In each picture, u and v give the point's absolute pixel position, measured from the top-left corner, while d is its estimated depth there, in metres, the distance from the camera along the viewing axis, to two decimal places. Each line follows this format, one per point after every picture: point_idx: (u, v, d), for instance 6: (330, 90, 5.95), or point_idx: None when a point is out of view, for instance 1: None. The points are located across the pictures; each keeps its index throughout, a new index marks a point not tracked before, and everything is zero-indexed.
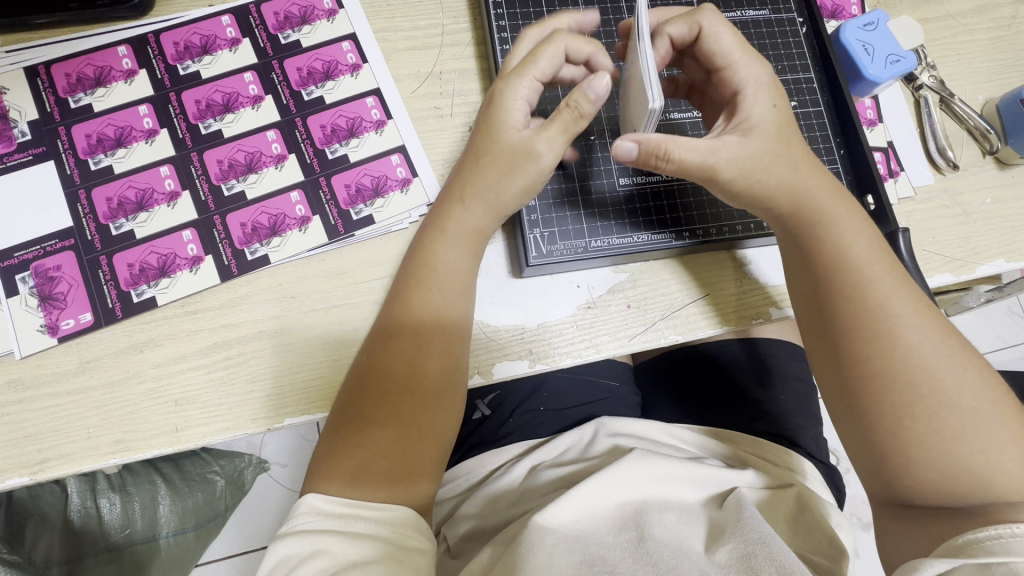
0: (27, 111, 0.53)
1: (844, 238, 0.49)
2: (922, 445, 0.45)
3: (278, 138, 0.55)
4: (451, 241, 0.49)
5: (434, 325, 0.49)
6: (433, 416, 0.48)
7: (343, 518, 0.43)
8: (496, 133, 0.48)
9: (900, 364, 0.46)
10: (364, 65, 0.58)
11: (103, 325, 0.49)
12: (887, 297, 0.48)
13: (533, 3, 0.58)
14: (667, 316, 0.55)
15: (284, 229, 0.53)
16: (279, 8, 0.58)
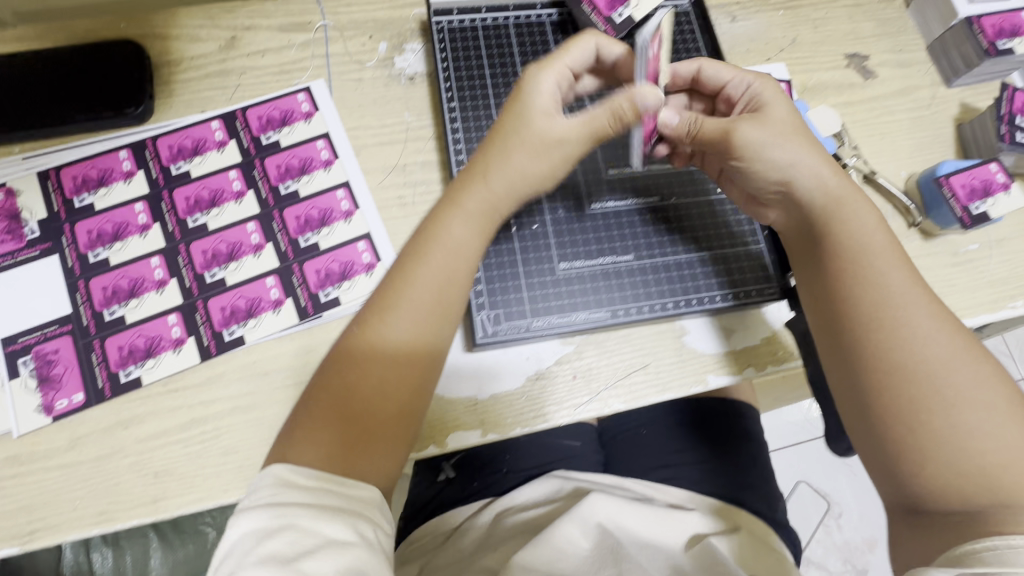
0: (36, 210, 0.60)
1: (864, 238, 0.54)
2: (935, 441, 0.48)
3: (256, 229, 0.61)
4: (458, 215, 0.52)
5: (428, 308, 0.50)
6: (418, 393, 0.50)
7: (310, 491, 0.43)
8: (527, 98, 0.54)
9: (917, 355, 0.50)
10: (336, 160, 0.65)
11: (93, 404, 0.55)
12: (903, 290, 0.52)
13: (482, 104, 0.64)
14: (611, 384, 0.60)
15: (259, 312, 0.59)
16: (262, 113, 0.65)
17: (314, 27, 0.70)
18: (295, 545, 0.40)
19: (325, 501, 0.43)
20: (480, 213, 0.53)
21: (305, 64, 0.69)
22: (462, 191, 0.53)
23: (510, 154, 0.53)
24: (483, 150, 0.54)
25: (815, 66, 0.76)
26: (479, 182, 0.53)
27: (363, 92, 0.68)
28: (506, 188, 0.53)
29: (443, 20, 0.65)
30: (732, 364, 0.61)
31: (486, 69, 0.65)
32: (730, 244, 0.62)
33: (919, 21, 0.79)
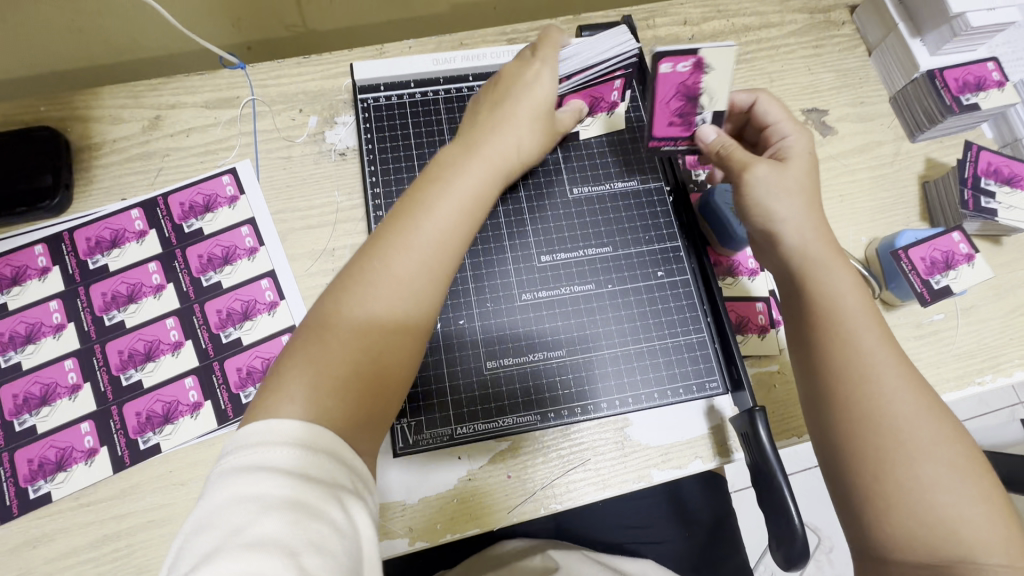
0: None
1: (835, 288, 0.49)
2: (902, 493, 0.43)
3: (176, 325, 0.59)
4: (452, 200, 0.48)
5: (429, 268, 0.46)
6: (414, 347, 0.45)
7: (299, 447, 0.36)
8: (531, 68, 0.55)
9: (884, 411, 0.45)
10: (261, 248, 0.62)
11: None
12: (871, 348, 0.47)
13: (408, 180, 0.61)
14: (547, 485, 0.57)
15: (176, 417, 0.56)
16: (184, 199, 0.63)
17: (241, 103, 0.68)
18: (294, 525, 0.33)
19: (319, 449, 0.37)
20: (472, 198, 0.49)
21: (231, 143, 0.66)
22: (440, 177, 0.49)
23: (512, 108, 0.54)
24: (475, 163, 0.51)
25: None
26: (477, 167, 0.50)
27: (292, 171, 0.65)
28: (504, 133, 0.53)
29: (368, 97, 0.63)
30: (676, 457, 0.58)
31: (414, 146, 0.62)
32: (669, 336, 0.59)
33: (881, 70, 0.74)
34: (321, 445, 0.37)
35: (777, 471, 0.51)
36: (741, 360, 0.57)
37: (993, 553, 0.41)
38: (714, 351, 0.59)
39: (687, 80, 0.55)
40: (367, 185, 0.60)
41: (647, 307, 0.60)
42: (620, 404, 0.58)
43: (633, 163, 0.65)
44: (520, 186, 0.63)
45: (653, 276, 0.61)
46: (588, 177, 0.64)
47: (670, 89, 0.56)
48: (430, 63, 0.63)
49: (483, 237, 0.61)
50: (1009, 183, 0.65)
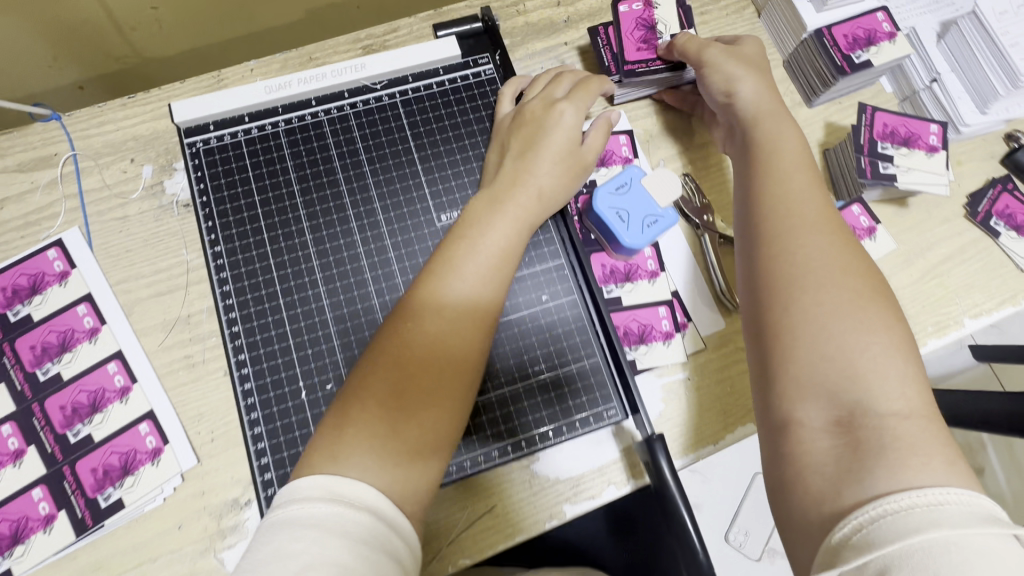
0: None
1: (777, 150, 0.52)
2: (811, 323, 0.42)
3: (14, 431, 0.52)
4: (500, 220, 0.51)
5: (479, 299, 0.47)
6: (475, 370, 0.46)
7: (348, 507, 0.37)
8: (550, 113, 0.55)
9: (805, 239, 0.46)
10: (103, 327, 0.55)
11: None
12: (798, 195, 0.49)
13: (252, 231, 0.54)
14: (452, 541, 0.53)
15: (27, 534, 0.50)
16: (6, 283, 0.55)
17: (60, 160, 0.59)
18: None
19: (365, 505, 0.38)
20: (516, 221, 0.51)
21: (55, 209, 0.58)
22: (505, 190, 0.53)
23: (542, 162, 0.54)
24: (539, 184, 0.53)
25: (658, 106, 0.66)
26: (521, 193, 0.53)
27: (130, 233, 0.58)
28: (550, 190, 0.54)
29: (197, 141, 0.56)
30: (588, 487, 0.55)
31: (255, 192, 0.55)
32: (560, 366, 0.55)
33: (772, 32, 0.69)
34: (367, 502, 0.38)
35: (673, 495, 0.49)
36: (636, 384, 0.53)
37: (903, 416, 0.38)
38: (608, 378, 0.55)
39: (644, 14, 0.64)
40: (207, 245, 0.54)
41: (533, 339, 0.56)
42: (524, 446, 0.54)
43: None
44: (382, 220, 0.56)
45: (538, 302, 0.56)
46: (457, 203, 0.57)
47: (630, 22, 0.63)
48: (263, 91, 0.56)
49: (345, 286, 0.54)
50: (906, 144, 0.61)
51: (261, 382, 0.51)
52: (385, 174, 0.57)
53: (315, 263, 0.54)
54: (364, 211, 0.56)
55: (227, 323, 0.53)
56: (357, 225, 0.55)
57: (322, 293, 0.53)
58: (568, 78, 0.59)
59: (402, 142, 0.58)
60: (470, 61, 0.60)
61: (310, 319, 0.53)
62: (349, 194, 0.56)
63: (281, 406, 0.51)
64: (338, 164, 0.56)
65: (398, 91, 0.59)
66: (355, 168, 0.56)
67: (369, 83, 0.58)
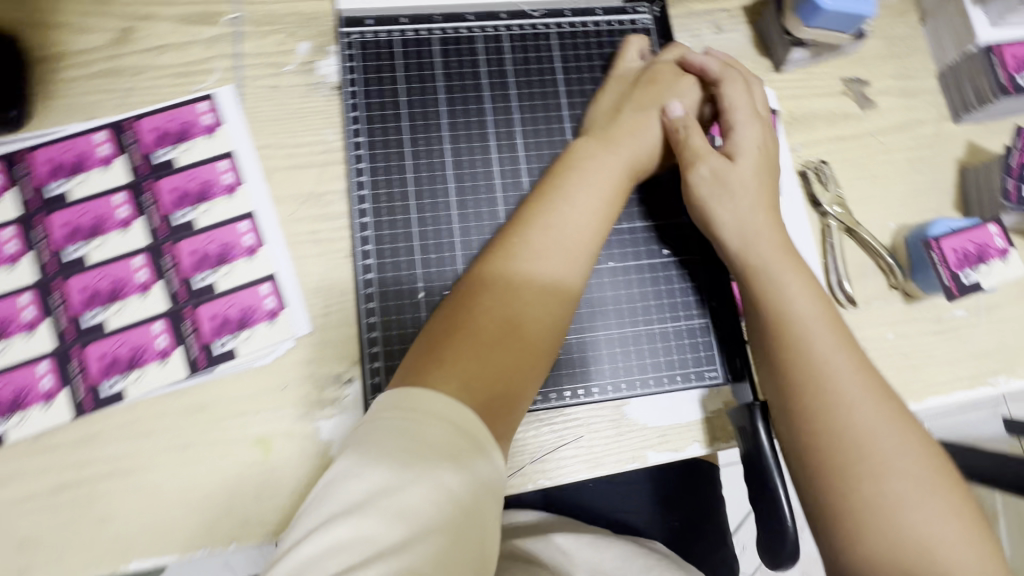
0: None
1: (794, 303, 0.50)
2: (879, 519, 0.43)
3: (144, 264, 0.54)
4: (573, 196, 0.51)
5: (544, 288, 0.48)
6: (545, 343, 0.47)
7: (415, 416, 0.39)
8: (657, 83, 0.58)
9: (850, 434, 0.45)
10: (241, 186, 0.56)
11: None
12: (826, 356, 0.48)
13: (394, 130, 0.58)
14: (536, 460, 0.54)
15: (143, 363, 0.52)
16: (156, 125, 0.57)
17: (224, 20, 0.60)
18: (391, 498, 0.36)
19: (439, 417, 0.39)
20: (597, 189, 0.52)
21: (211, 66, 0.59)
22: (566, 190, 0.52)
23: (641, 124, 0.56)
24: (632, 151, 0.55)
25: (806, 91, 0.66)
26: (608, 149, 0.55)
27: (278, 103, 0.59)
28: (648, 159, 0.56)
29: (353, 32, 0.60)
30: (672, 440, 0.55)
31: (402, 92, 0.59)
32: (671, 320, 0.58)
33: (933, 42, 0.68)
34: (441, 413, 0.39)
35: (767, 457, 0.51)
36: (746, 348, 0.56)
37: (940, 522, 0.42)
38: (705, 342, 0.58)
39: None
40: (349, 132, 0.58)
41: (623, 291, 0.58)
42: (628, 387, 0.56)
43: None
44: (519, 145, 0.60)
45: (658, 255, 0.59)
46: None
47: None
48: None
49: (475, 196, 0.58)
50: None
51: (381, 263, 0.55)
52: (529, 100, 0.61)
53: (449, 172, 0.58)
54: (504, 132, 0.60)
55: (358, 203, 0.57)
56: (496, 145, 0.59)
57: (452, 198, 0.58)
58: (663, 69, 0.59)
59: (550, 74, 0.62)
60: (628, 8, 0.65)
61: (437, 216, 0.57)
62: (493, 115, 0.60)
63: (397, 291, 0.55)
64: (484, 83, 0.61)
65: (553, 24, 0.63)
66: (501, 89, 0.61)
67: (529, 11, 0.63)
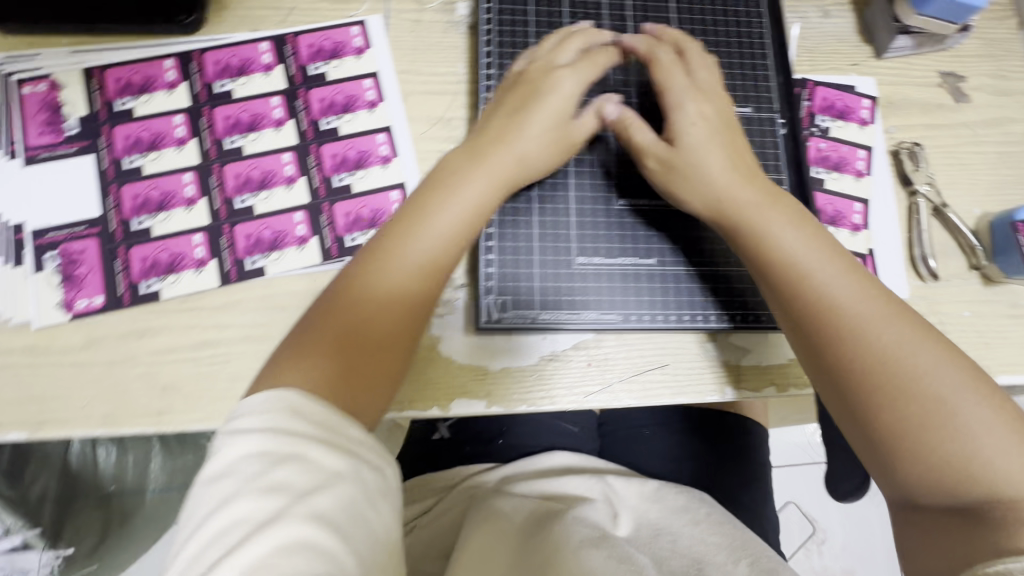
0: (77, 107, 0.59)
1: (770, 236, 0.52)
2: (921, 442, 0.45)
3: (292, 161, 0.60)
4: (454, 201, 0.51)
5: (400, 291, 0.48)
6: (399, 333, 0.48)
7: (274, 413, 0.38)
8: (543, 90, 0.56)
9: (867, 356, 0.47)
10: (381, 103, 0.62)
11: (112, 309, 0.55)
12: (824, 288, 0.50)
13: (521, 64, 0.62)
14: (623, 379, 0.58)
15: (283, 246, 0.58)
16: (313, 42, 0.63)
17: None
18: (300, 475, 0.36)
19: (287, 429, 0.37)
20: (474, 200, 0.52)
21: None
22: (452, 187, 0.52)
23: (537, 135, 0.55)
24: (525, 149, 0.55)
25: (904, 78, 0.69)
26: (482, 172, 0.53)
27: (419, 35, 0.65)
28: (528, 162, 0.55)
29: None
30: (750, 380, 0.59)
31: (532, 31, 0.62)
32: None
33: None
34: (289, 404, 0.38)
35: None
36: None
37: (975, 415, 0.45)
38: None
39: None
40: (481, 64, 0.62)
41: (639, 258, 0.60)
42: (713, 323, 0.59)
43: (750, 83, 0.61)
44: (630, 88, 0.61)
45: None
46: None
47: None
48: None
49: None
50: None
51: None
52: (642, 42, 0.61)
53: None
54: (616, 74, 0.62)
55: None
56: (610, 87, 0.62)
57: None
58: (573, 40, 0.59)
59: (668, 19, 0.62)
60: None
61: None
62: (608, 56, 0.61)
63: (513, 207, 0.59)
64: (604, 26, 0.62)
65: None
66: (618, 36, 0.62)
67: None
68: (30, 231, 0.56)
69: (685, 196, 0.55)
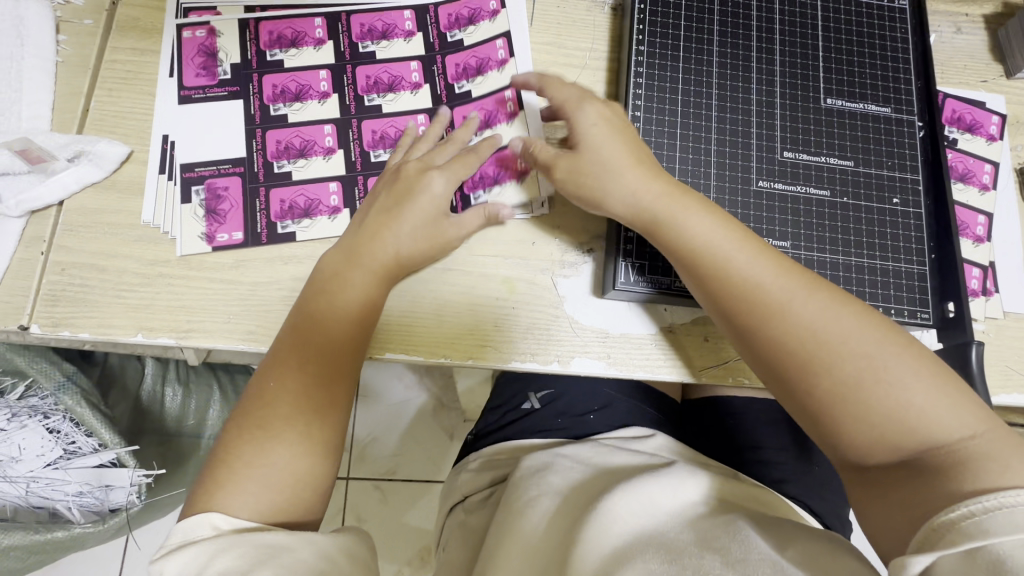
0: (232, 54, 0.62)
1: (682, 232, 0.52)
2: (871, 413, 0.44)
3: (425, 122, 0.63)
4: (356, 273, 0.54)
5: (250, 414, 0.50)
6: (310, 400, 0.50)
7: (179, 546, 0.42)
8: (415, 189, 0.56)
9: (798, 332, 0.48)
10: (512, 65, 0.64)
11: (250, 246, 0.58)
12: (740, 271, 0.50)
13: (671, 27, 0.61)
14: (740, 359, 0.59)
15: None
16: (451, 10, 0.64)
17: None
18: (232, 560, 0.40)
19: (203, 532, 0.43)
20: (390, 258, 0.55)
21: None
22: (340, 270, 0.54)
23: (410, 235, 0.55)
24: (405, 241, 0.55)
25: None
26: (367, 258, 0.54)
27: (565, 10, 0.67)
28: (409, 256, 0.55)
29: None
30: None
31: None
32: (891, 259, 0.57)
33: None
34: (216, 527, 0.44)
35: None
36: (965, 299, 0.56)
37: (916, 387, 0.44)
38: (914, 288, 0.56)
39: None
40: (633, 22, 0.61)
41: None
42: None
43: (889, 83, 0.61)
44: (777, 71, 0.61)
45: (887, 201, 0.58)
46: (843, 90, 0.61)
47: None
48: None
49: (733, 106, 0.59)
50: None
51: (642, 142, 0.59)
52: (791, 28, 0.62)
53: (713, 82, 0.60)
54: (764, 53, 0.61)
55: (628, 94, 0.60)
56: (757, 65, 0.61)
57: (713, 102, 0.59)
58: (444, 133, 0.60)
59: (815, 7, 0.62)
60: None
61: (699, 121, 0.59)
62: (756, 37, 0.61)
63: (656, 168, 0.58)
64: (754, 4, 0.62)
65: None
66: (767, 19, 0.62)
67: None
68: (183, 152, 0.60)
69: (607, 206, 0.54)
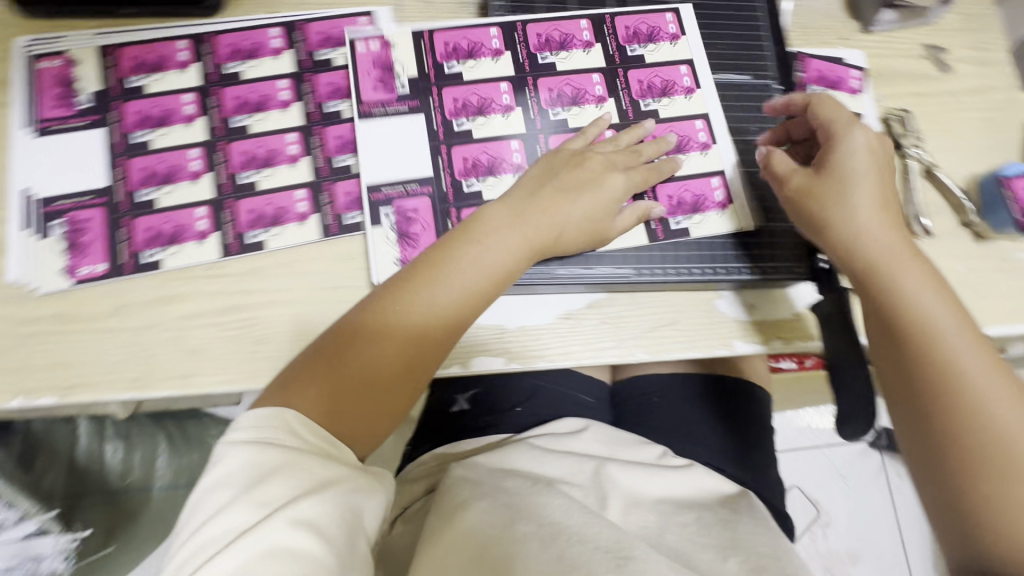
0: (90, 83, 0.61)
1: (889, 303, 0.54)
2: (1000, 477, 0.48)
3: (296, 141, 0.61)
4: (488, 242, 0.56)
5: (354, 375, 0.52)
6: (412, 366, 0.53)
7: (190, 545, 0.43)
8: (578, 165, 0.59)
9: (965, 409, 0.50)
10: (386, 88, 0.64)
11: (113, 277, 0.56)
12: (948, 354, 0.52)
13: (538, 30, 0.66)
14: (637, 334, 0.60)
15: (284, 221, 0.59)
16: (322, 29, 0.65)
17: None
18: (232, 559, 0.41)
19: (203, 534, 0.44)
20: (497, 254, 0.56)
21: None
22: (475, 238, 0.56)
23: (496, 238, 0.56)
24: (522, 233, 0.57)
25: (891, 51, 0.73)
26: (485, 237, 0.56)
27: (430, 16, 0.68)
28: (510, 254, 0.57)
29: None
30: (760, 334, 0.61)
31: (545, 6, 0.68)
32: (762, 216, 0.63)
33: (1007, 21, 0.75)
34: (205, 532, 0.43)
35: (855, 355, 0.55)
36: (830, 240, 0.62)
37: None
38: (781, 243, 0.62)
39: None
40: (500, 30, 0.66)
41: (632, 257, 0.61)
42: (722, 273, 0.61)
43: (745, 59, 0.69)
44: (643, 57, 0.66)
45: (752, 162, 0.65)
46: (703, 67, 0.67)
47: None
48: None
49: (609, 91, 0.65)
50: None
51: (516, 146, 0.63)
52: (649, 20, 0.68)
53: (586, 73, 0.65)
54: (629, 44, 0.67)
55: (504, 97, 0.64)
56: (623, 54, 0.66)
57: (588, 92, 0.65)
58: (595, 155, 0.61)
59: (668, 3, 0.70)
60: None
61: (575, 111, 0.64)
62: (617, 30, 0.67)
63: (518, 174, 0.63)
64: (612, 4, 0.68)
65: None
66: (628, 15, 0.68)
67: None
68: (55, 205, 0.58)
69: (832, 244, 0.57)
